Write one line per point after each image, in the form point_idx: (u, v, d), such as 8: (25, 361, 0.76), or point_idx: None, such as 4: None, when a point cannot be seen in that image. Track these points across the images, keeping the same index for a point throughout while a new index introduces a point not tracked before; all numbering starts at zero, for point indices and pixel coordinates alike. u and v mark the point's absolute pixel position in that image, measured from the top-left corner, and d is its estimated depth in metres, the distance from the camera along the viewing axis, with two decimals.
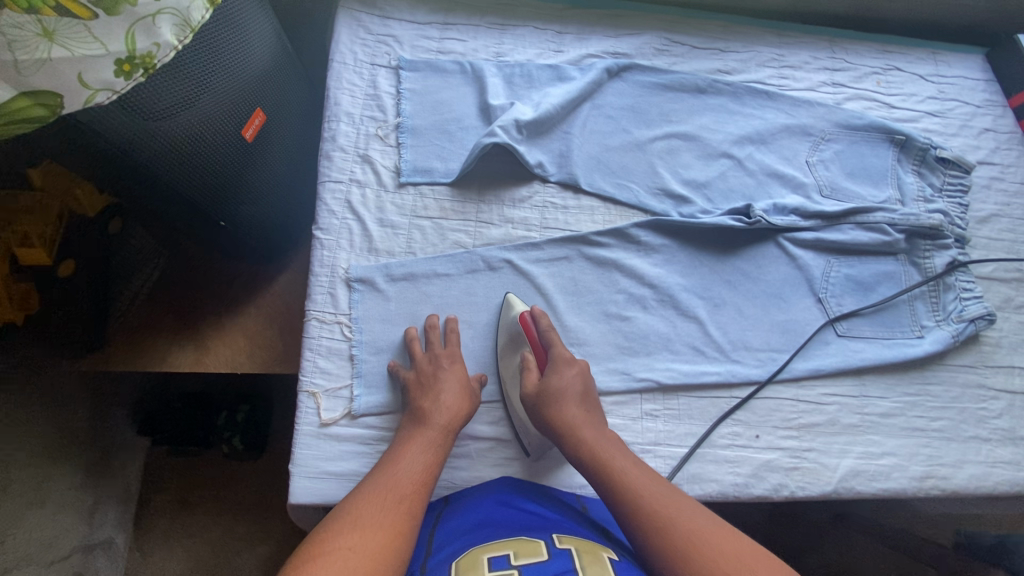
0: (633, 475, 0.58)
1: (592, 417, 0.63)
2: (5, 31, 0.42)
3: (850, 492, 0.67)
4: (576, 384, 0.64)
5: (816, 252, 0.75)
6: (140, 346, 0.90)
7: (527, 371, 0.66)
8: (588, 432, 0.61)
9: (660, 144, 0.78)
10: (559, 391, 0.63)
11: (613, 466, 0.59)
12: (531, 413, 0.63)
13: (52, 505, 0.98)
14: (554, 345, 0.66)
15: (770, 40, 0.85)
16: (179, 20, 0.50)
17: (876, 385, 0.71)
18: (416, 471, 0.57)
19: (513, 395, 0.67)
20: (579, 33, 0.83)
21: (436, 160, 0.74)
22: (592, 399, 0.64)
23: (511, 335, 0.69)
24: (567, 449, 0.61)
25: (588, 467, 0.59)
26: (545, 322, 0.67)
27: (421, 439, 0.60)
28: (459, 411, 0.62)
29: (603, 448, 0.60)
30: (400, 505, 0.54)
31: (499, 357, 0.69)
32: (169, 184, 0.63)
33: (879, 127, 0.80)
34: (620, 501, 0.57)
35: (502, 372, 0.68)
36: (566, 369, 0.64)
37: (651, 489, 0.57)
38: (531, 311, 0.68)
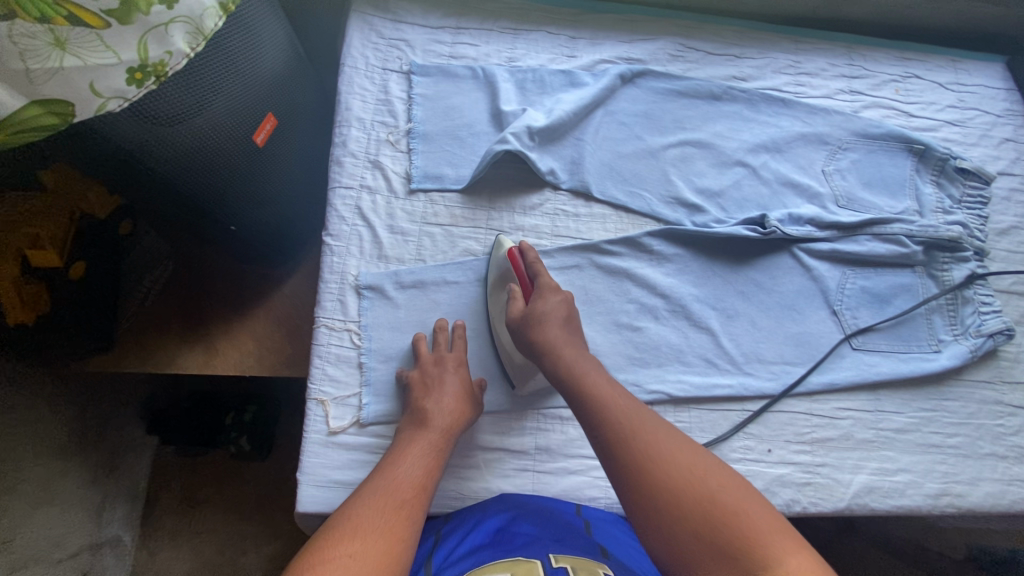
0: (607, 390, 0.58)
1: (574, 341, 0.63)
2: (19, 41, 0.45)
3: (863, 509, 0.66)
4: (559, 310, 0.64)
5: (831, 263, 0.74)
6: (149, 348, 0.91)
7: (513, 301, 0.66)
8: (568, 351, 0.62)
9: (674, 151, 0.77)
10: (543, 315, 0.63)
11: (589, 381, 0.59)
12: (516, 338, 0.64)
13: (61, 506, 0.95)
14: (541, 275, 0.66)
15: (787, 46, 0.84)
16: (187, 29, 0.54)
17: (891, 400, 0.70)
18: (416, 476, 0.56)
19: (501, 329, 0.68)
20: (593, 38, 0.82)
21: (447, 166, 0.74)
22: (576, 324, 0.65)
23: (501, 269, 0.69)
24: (545, 366, 0.61)
25: (561, 379, 0.60)
26: (532, 255, 0.67)
27: (422, 443, 0.59)
28: (461, 415, 0.62)
29: (580, 364, 0.61)
30: (400, 511, 0.52)
31: (489, 295, 0.70)
32: (178, 187, 0.63)
33: (897, 136, 0.78)
34: (591, 412, 0.57)
35: (492, 310, 0.69)
36: (550, 296, 0.64)
37: (624, 403, 0.57)
38: (519, 246, 0.69)
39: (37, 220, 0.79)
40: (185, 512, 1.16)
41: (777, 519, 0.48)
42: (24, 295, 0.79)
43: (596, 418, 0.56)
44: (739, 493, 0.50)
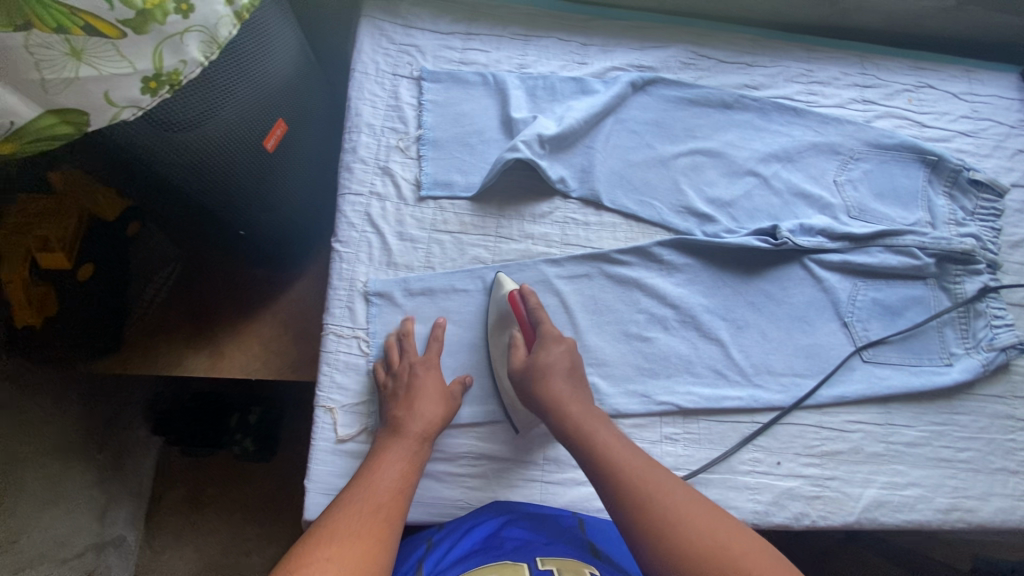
0: (619, 452, 0.58)
1: (579, 394, 0.62)
2: (32, 51, 0.37)
3: (873, 523, 0.66)
4: (563, 360, 0.64)
5: (842, 274, 0.73)
6: (156, 350, 0.90)
7: (515, 349, 0.66)
8: (576, 408, 0.61)
9: (684, 160, 0.77)
10: (547, 366, 0.63)
11: (600, 442, 0.58)
12: (519, 387, 0.63)
13: (67, 505, 0.96)
14: (542, 322, 0.65)
15: (799, 54, 0.83)
16: (207, 38, 0.45)
17: (901, 414, 0.70)
18: (393, 480, 0.56)
19: (502, 373, 0.67)
20: (604, 45, 0.81)
21: (456, 173, 0.74)
22: (579, 374, 0.65)
23: (501, 313, 0.69)
24: (554, 425, 0.61)
25: (572, 441, 0.59)
26: (534, 300, 0.67)
27: (403, 448, 0.59)
28: (435, 417, 0.62)
29: (590, 425, 0.60)
30: (379, 516, 0.53)
31: (489, 337, 0.69)
32: (188, 191, 0.63)
33: (911, 147, 0.78)
34: (606, 478, 0.56)
35: (492, 354, 0.68)
36: (554, 346, 0.64)
37: (638, 466, 0.57)
38: (520, 289, 0.68)
39: (44, 223, 0.79)
40: (189, 513, 1.16)
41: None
42: (32, 298, 0.80)
43: (613, 486, 0.55)
44: (761, 561, 0.50)
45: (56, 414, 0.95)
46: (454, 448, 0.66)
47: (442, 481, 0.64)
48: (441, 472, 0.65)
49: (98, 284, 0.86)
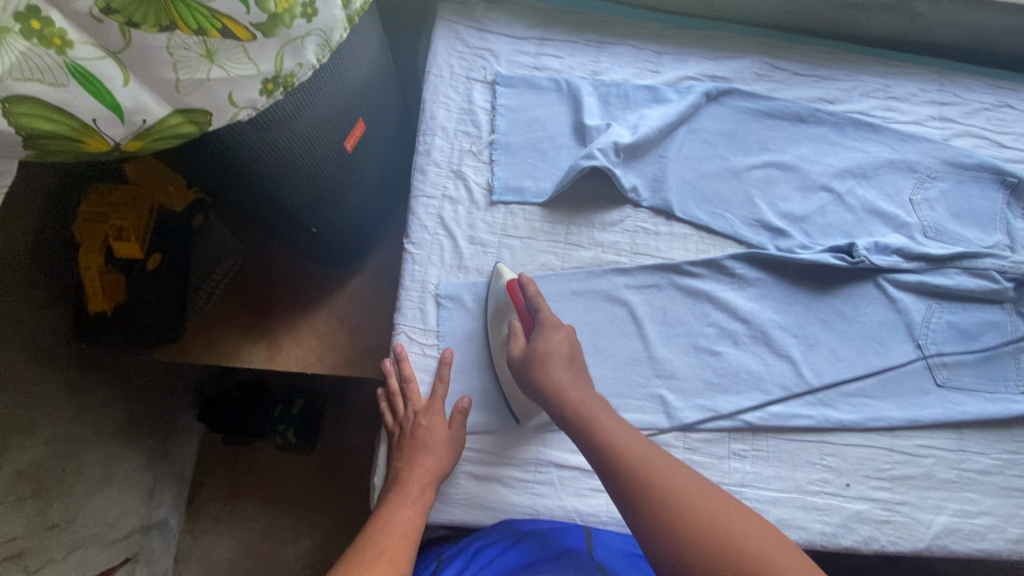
0: (626, 439, 0.56)
1: (581, 380, 0.60)
2: (172, 52, 0.38)
3: (942, 550, 0.65)
4: (562, 348, 0.62)
5: (917, 295, 0.72)
6: (217, 343, 0.92)
7: (515, 338, 0.64)
8: (576, 392, 0.59)
9: (758, 173, 0.76)
10: (548, 353, 0.61)
11: (604, 429, 0.56)
12: (520, 376, 0.62)
13: (119, 486, 0.95)
14: (541, 309, 0.64)
15: (875, 69, 0.82)
16: (322, 40, 0.45)
17: (975, 440, 0.68)
18: (402, 526, 0.57)
19: (501, 363, 0.67)
20: (677, 54, 0.81)
21: (528, 179, 0.74)
22: (580, 360, 0.63)
23: (499, 304, 0.68)
24: (558, 414, 0.59)
25: (574, 424, 0.57)
26: (532, 288, 0.65)
27: (410, 492, 0.60)
28: (436, 468, 0.62)
29: (595, 411, 0.58)
30: (388, 566, 0.53)
31: (489, 327, 0.68)
32: (274, 192, 0.64)
33: (990, 167, 0.76)
34: (617, 471, 0.54)
35: (492, 343, 0.68)
36: (552, 333, 0.62)
37: (645, 453, 0.56)
38: (518, 277, 0.67)
39: (121, 211, 0.79)
40: (228, 500, 1.19)
41: (804, 565, 0.50)
42: (104, 284, 0.79)
43: (624, 478, 0.54)
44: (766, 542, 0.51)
45: (113, 398, 0.91)
46: (521, 453, 0.66)
47: (509, 487, 0.65)
48: (507, 477, 0.65)
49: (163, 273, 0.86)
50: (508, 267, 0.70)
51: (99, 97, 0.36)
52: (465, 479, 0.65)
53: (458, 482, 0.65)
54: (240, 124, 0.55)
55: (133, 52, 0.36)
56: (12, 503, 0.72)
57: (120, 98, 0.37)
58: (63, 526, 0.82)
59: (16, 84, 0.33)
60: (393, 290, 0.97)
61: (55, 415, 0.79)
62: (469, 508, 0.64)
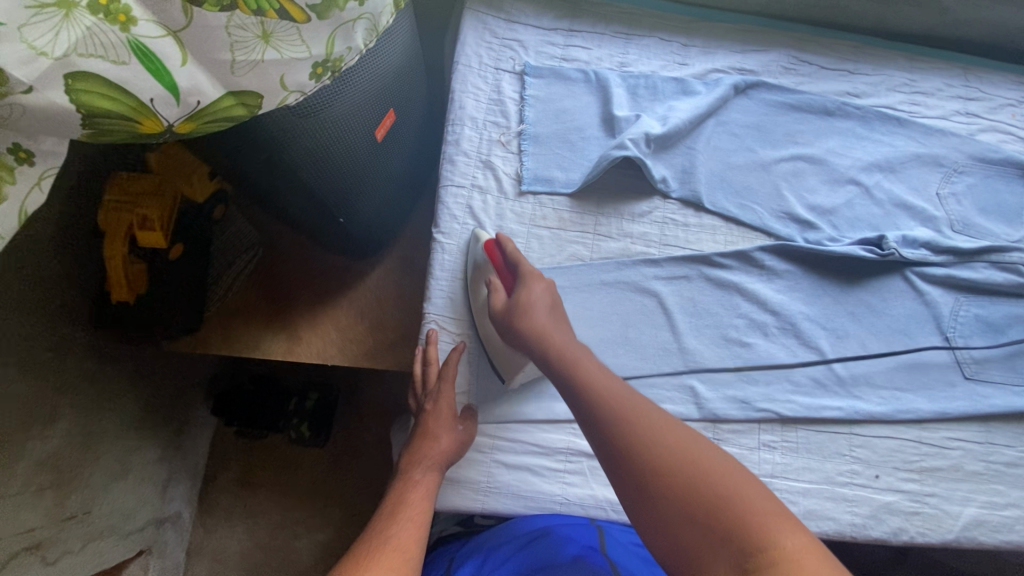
0: (602, 377, 0.56)
1: (561, 328, 0.61)
2: (230, 31, 0.37)
3: (971, 542, 0.65)
4: (544, 298, 0.63)
5: (944, 289, 0.72)
6: (236, 334, 0.92)
7: (495, 293, 0.64)
8: (556, 337, 0.60)
9: (786, 166, 0.76)
10: (528, 302, 0.62)
11: (583, 372, 0.56)
12: (502, 329, 0.62)
13: (135, 475, 0.95)
14: (521, 263, 0.65)
15: (901, 63, 0.82)
16: (370, 25, 0.45)
17: (1002, 433, 0.68)
18: (418, 510, 0.58)
19: (484, 323, 0.67)
20: (705, 47, 0.81)
21: (557, 169, 0.73)
22: (561, 312, 0.63)
23: (478, 263, 0.68)
24: (538, 354, 0.60)
25: (554, 368, 0.58)
26: (511, 245, 0.66)
27: (414, 476, 0.61)
28: (450, 453, 0.62)
29: (575, 352, 0.58)
30: (399, 554, 0.52)
31: (469, 291, 0.69)
32: (307, 181, 0.64)
33: (1016, 162, 0.76)
34: (590, 402, 0.54)
35: (473, 303, 0.68)
36: (534, 284, 0.63)
37: (621, 393, 0.55)
38: (496, 237, 0.68)
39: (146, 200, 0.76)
40: (240, 494, 1.19)
41: (773, 499, 0.46)
42: (128, 274, 0.77)
43: (596, 408, 0.53)
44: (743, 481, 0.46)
45: (130, 389, 0.90)
46: (552, 442, 0.66)
47: (540, 476, 0.65)
48: (538, 466, 0.66)
49: (186, 263, 0.85)
50: (486, 230, 0.70)
51: (157, 75, 0.36)
52: (497, 468, 0.65)
53: (488, 471, 0.65)
54: (282, 114, 0.54)
55: (194, 31, 0.36)
56: (32, 491, 0.71)
57: (177, 78, 0.37)
58: (80, 518, 0.81)
59: (80, 59, 0.33)
60: (414, 284, 0.96)
61: (73, 405, 0.77)
62: (500, 497, 0.64)
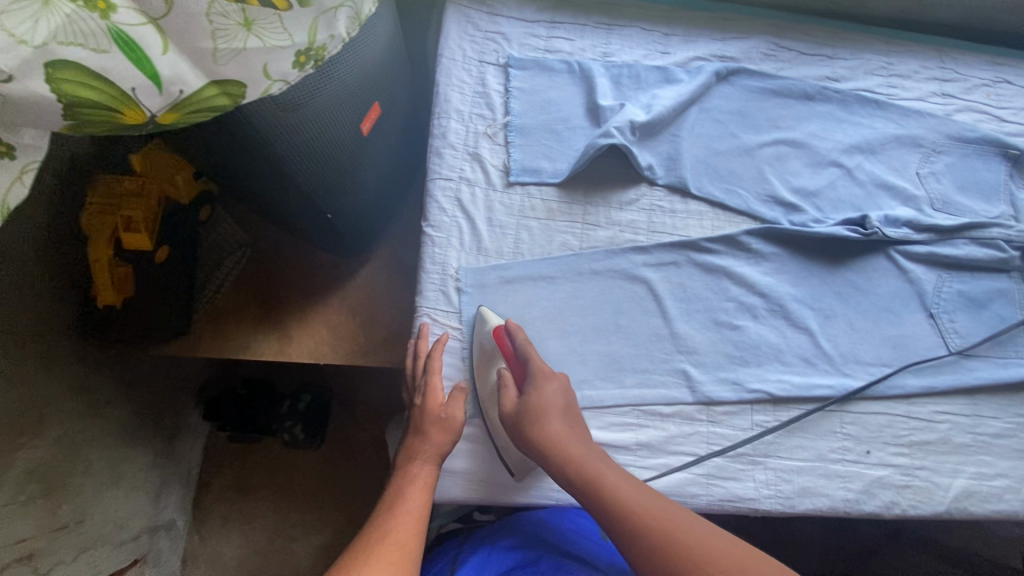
0: (620, 488, 0.57)
1: (576, 434, 0.61)
2: (212, 19, 0.38)
3: (961, 512, 0.66)
4: (557, 399, 0.62)
5: (927, 266, 0.73)
6: (224, 334, 0.91)
7: (505, 389, 0.63)
8: (573, 448, 0.59)
9: (769, 150, 0.77)
10: (542, 407, 0.61)
11: (604, 485, 0.57)
12: (515, 432, 0.61)
13: (126, 487, 0.93)
14: (531, 358, 0.63)
15: (878, 47, 0.84)
16: (353, 14, 0.46)
17: (988, 405, 0.69)
18: (416, 507, 0.57)
19: (493, 415, 0.65)
20: (686, 36, 0.82)
21: (544, 160, 0.74)
22: (573, 412, 0.63)
23: (485, 349, 0.67)
24: (555, 469, 0.59)
25: (574, 479, 0.58)
26: (521, 336, 0.64)
27: (412, 470, 0.60)
28: (443, 443, 0.62)
29: (592, 464, 0.59)
30: (399, 549, 0.53)
31: (475, 376, 0.67)
32: (295, 176, 0.64)
33: (993, 141, 0.78)
34: (612, 517, 0.55)
35: (480, 390, 0.66)
36: (545, 385, 0.63)
37: (644, 503, 0.56)
38: (505, 324, 0.66)
39: (130, 202, 0.76)
40: (234, 500, 1.18)
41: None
42: (115, 277, 0.77)
43: (620, 524, 0.55)
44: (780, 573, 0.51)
45: (118, 395, 0.89)
46: None
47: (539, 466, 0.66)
48: None
49: (170, 264, 0.84)
50: (491, 309, 0.69)
51: (138, 61, 0.36)
52: (495, 459, 0.65)
53: (483, 461, 0.65)
54: (265, 103, 0.54)
55: (174, 18, 0.37)
56: (22, 502, 0.70)
57: (159, 66, 0.37)
58: (72, 527, 0.80)
59: (61, 48, 0.33)
60: (404, 279, 0.96)
61: (62, 413, 0.76)
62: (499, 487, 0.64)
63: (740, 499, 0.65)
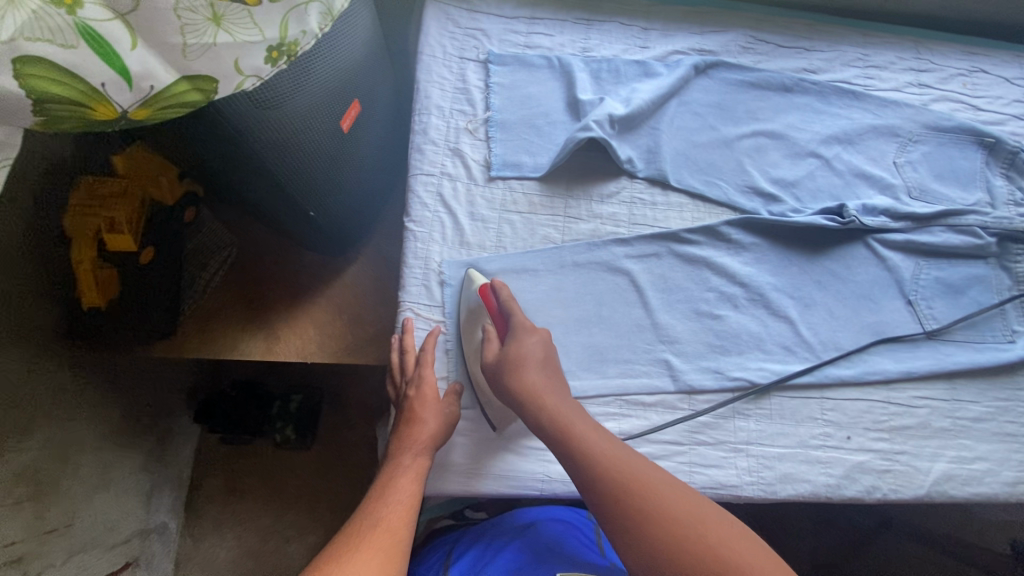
0: (591, 435, 0.58)
1: (554, 386, 0.62)
2: (180, 14, 0.39)
3: (942, 496, 0.67)
4: (537, 351, 0.63)
5: (905, 254, 0.74)
6: (212, 335, 0.91)
7: (488, 343, 0.65)
8: (549, 398, 0.60)
9: (748, 142, 0.78)
10: (521, 357, 0.62)
11: (576, 433, 0.58)
12: (494, 382, 0.63)
13: (116, 491, 0.93)
14: (515, 312, 0.65)
15: (854, 39, 0.85)
16: (325, 10, 0.46)
17: (967, 390, 0.70)
18: (406, 498, 0.57)
19: (477, 368, 0.67)
20: (665, 30, 0.83)
21: (525, 155, 0.74)
22: (554, 366, 0.64)
23: (472, 307, 0.68)
24: (529, 416, 0.60)
25: (547, 428, 0.59)
26: (505, 293, 0.66)
27: (404, 460, 0.61)
28: (438, 433, 0.62)
29: (564, 410, 0.60)
30: (391, 536, 0.53)
31: (461, 333, 0.68)
32: (275, 174, 0.64)
33: (969, 129, 0.78)
34: (580, 463, 0.56)
35: (466, 347, 0.68)
36: (526, 337, 0.63)
37: (613, 453, 0.57)
38: (492, 282, 0.67)
39: (114, 204, 0.76)
40: (226, 502, 1.18)
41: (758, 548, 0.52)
42: (99, 278, 0.76)
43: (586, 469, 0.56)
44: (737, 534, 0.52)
45: (108, 398, 0.89)
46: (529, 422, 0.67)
47: (523, 455, 0.66)
48: (518, 446, 0.66)
49: (156, 265, 0.85)
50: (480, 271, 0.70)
51: (107, 57, 0.37)
52: (480, 449, 0.66)
53: (467, 453, 0.65)
54: (240, 100, 0.54)
55: (142, 14, 0.38)
56: (10, 505, 0.70)
57: (128, 62, 0.39)
58: (62, 531, 0.80)
59: (28, 44, 0.34)
60: (390, 277, 0.96)
61: (50, 416, 0.76)
62: (483, 478, 0.65)
63: (722, 487, 0.66)
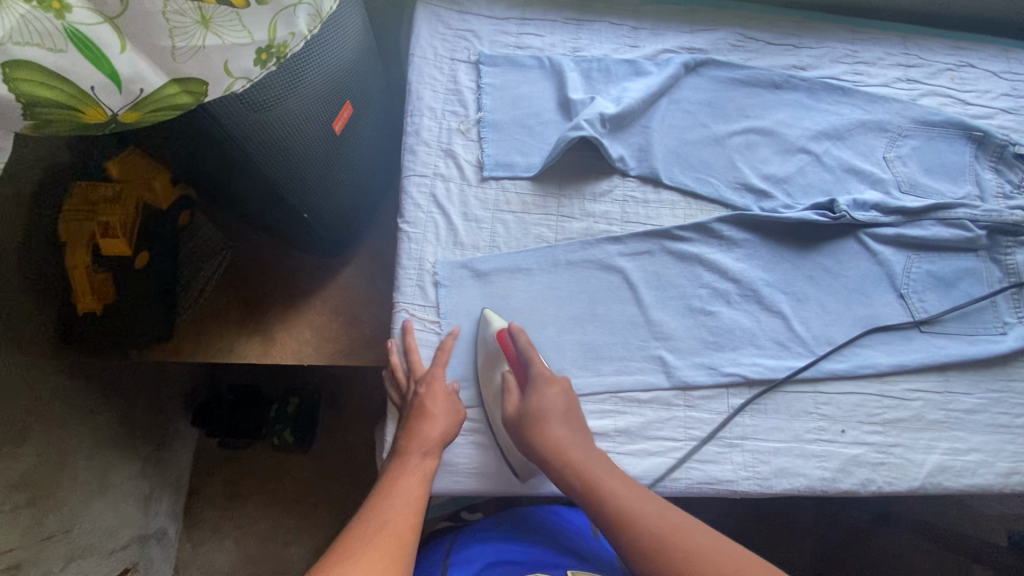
0: (618, 490, 0.58)
1: (578, 439, 0.62)
2: (168, 17, 0.39)
3: (936, 487, 0.67)
4: (557, 403, 0.63)
5: (896, 248, 0.75)
6: (207, 338, 0.92)
7: (509, 393, 0.64)
8: (572, 452, 0.60)
9: (738, 139, 0.78)
10: (542, 411, 0.62)
11: (603, 491, 0.58)
12: (518, 436, 0.62)
13: (114, 495, 0.93)
14: (533, 361, 0.64)
15: (842, 36, 0.85)
16: (314, 12, 0.47)
17: (959, 382, 0.71)
18: (412, 498, 0.57)
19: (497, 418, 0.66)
20: (654, 29, 0.83)
21: (517, 155, 0.75)
22: (575, 415, 0.64)
23: (489, 353, 0.67)
24: (555, 474, 0.60)
25: (573, 485, 0.59)
26: (523, 338, 0.65)
27: (410, 460, 0.60)
28: (449, 428, 0.62)
29: (590, 466, 0.60)
30: (395, 538, 0.52)
31: (478, 376, 0.68)
32: (268, 176, 0.64)
33: (957, 123, 0.79)
34: (613, 523, 0.56)
35: (483, 391, 0.67)
36: (547, 389, 0.63)
37: (643, 506, 0.57)
38: (508, 327, 0.67)
39: (106, 207, 0.78)
40: (225, 507, 1.17)
41: None
42: (94, 283, 0.77)
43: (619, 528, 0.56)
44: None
45: (105, 403, 0.89)
46: None
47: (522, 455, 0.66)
48: None
49: (148, 269, 0.86)
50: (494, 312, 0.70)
51: (97, 62, 0.38)
52: (477, 448, 0.66)
53: (464, 453, 0.66)
54: (231, 102, 0.54)
55: (129, 16, 0.38)
56: (7, 512, 0.70)
57: (117, 65, 0.39)
58: (60, 537, 0.80)
59: (16, 48, 0.34)
60: (385, 278, 0.96)
61: (47, 422, 0.76)
62: (479, 477, 0.65)
63: (718, 482, 0.66)
